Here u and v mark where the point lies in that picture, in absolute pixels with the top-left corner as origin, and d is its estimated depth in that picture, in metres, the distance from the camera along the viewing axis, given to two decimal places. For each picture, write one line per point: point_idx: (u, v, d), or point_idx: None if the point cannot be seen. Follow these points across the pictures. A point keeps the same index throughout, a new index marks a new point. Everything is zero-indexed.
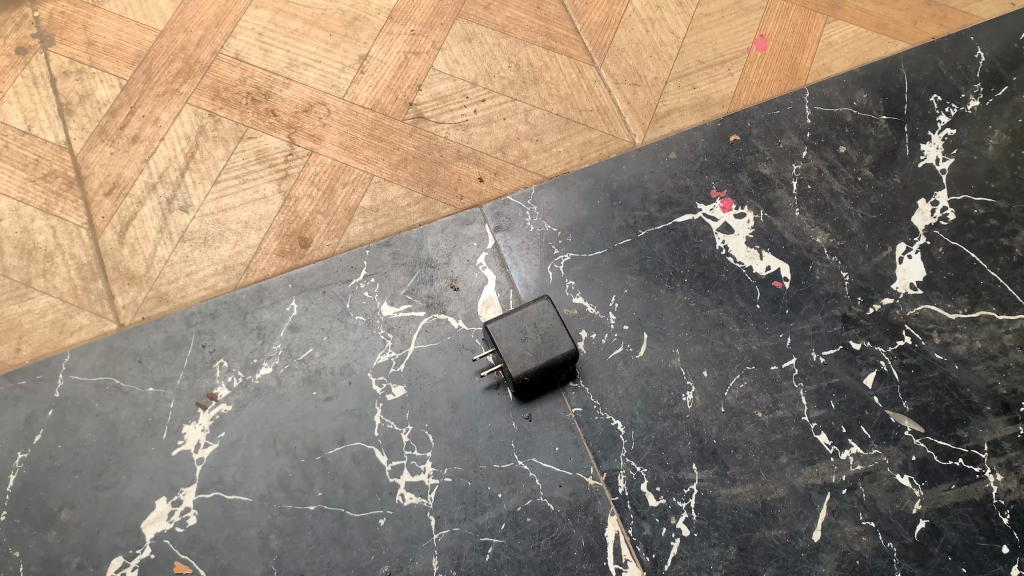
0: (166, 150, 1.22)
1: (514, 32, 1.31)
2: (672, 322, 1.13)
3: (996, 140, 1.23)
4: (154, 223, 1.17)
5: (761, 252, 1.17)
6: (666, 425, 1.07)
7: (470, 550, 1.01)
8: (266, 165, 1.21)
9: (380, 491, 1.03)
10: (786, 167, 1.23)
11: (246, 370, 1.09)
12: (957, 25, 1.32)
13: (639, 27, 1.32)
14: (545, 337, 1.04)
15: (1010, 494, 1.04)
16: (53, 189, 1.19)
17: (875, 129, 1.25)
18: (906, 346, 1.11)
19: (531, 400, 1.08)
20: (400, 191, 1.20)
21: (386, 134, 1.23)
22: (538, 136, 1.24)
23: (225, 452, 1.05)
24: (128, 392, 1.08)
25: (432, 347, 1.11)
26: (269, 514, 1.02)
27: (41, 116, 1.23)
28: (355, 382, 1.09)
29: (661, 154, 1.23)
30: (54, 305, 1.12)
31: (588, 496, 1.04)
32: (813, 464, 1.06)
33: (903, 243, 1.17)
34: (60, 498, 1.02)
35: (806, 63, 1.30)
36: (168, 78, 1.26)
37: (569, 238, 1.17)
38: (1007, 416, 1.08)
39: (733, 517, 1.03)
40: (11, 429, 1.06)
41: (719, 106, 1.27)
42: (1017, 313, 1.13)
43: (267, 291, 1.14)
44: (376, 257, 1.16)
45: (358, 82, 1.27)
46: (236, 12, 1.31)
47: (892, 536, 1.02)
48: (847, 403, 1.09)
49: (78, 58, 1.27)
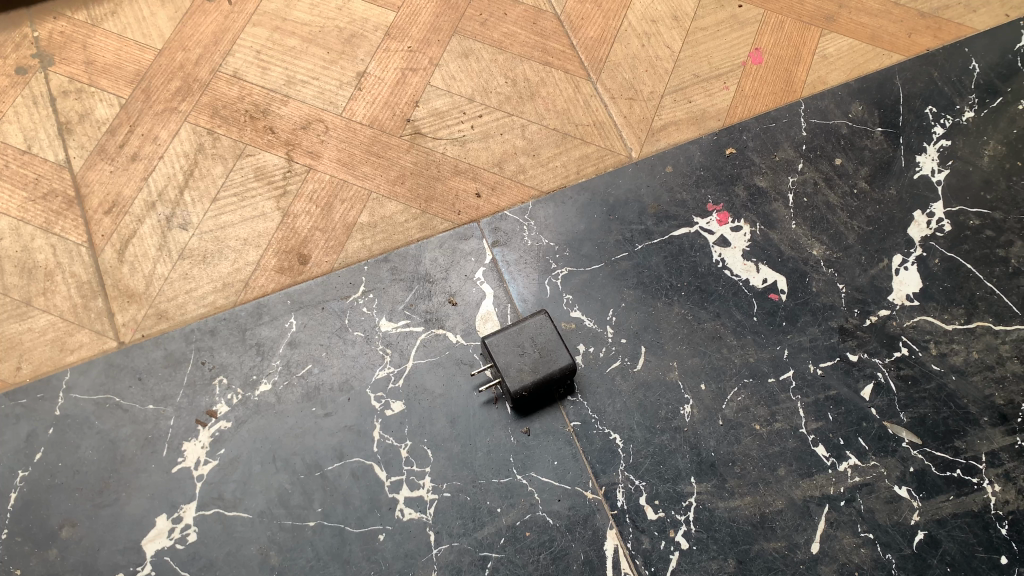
0: (165, 167, 1.22)
1: (510, 48, 1.32)
2: (669, 335, 1.13)
3: (991, 151, 1.23)
4: (153, 241, 1.18)
5: (758, 265, 1.18)
6: (665, 438, 1.08)
7: (469, 565, 1.01)
8: (265, 182, 1.22)
9: (379, 506, 1.04)
10: (782, 180, 1.23)
11: (245, 387, 1.10)
12: (951, 37, 1.33)
13: (635, 41, 1.33)
14: (543, 352, 1.04)
15: (1009, 505, 1.04)
16: (53, 208, 1.20)
17: (871, 141, 1.25)
18: (903, 358, 1.12)
19: (529, 414, 1.08)
20: (398, 206, 1.20)
21: (384, 151, 1.24)
22: (535, 150, 1.25)
23: (225, 469, 1.06)
24: (128, 409, 1.09)
25: (431, 362, 1.11)
26: (269, 530, 1.03)
27: (41, 136, 1.24)
28: (354, 398, 1.09)
29: (658, 167, 1.24)
30: (55, 323, 1.13)
31: (587, 510, 1.04)
32: (811, 476, 1.06)
33: (899, 255, 1.18)
34: (61, 516, 1.03)
35: (802, 76, 1.30)
36: (167, 97, 1.27)
37: (566, 252, 1.18)
38: (1005, 427, 1.08)
39: (732, 530, 1.03)
40: (12, 448, 1.06)
41: (715, 119, 1.27)
42: (1014, 323, 1.13)
43: (267, 308, 1.14)
44: (375, 273, 1.16)
45: (356, 99, 1.28)
46: (234, 31, 1.32)
47: (891, 547, 1.02)
48: (844, 416, 1.09)
49: (77, 77, 1.28)
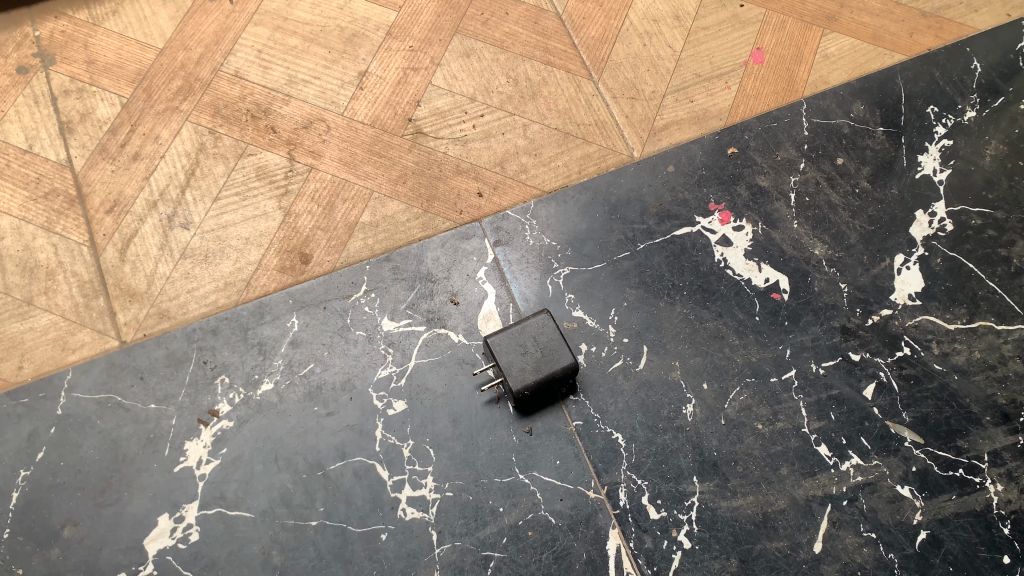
0: (166, 166, 1.22)
1: (512, 47, 1.32)
2: (671, 335, 1.13)
3: (993, 151, 1.24)
4: (154, 240, 1.18)
5: (760, 264, 1.18)
6: (667, 438, 1.08)
7: (471, 564, 1.01)
8: (266, 182, 1.22)
9: (380, 506, 1.04)
10: (784, 180, 1.23)
11: (247, 386, 1.10)
12: (952, 36, 1.33)
13: (637, 41, 1.33)
14: (545, 351, 1.04)
15: (1011, 505, 1.04)
16: (54, 208, 1.19)
17: (872, 141, 1.25)
18: (905, 357, 1.12)
19: (531, 413, 1.08)
20: (400, 206, 1.20)
21: (385, 150, 1.24)
22: (537, 150, 1.25)
23: (227, 468, 1.05)
24: (130, 409, 1.08)
25: (432, 361, 1.11)
26: (271, 530, 1.02)
27: (42, 135, 1.24)
28: (356, 397, 1.09)
29: (659, 167, 1.24)
30: (56, 323, 1.13)
31: (589, 510, 1.04)
32: (813, 476, 1.06)
33: (901, 254, 1.18)
34: (62, 515, 1.03)
35: (803, 75, 1.30)
36: (168, 96, 1.27)
37: (568, 252, 1.18)
38: (1007, 426, 1.08)
39: (734, 530, 1.03)
40: (13, 447, 1.06)
41: (717, 118, 1.27)
42: (1016, 322, 1.13)
43: (268, 308, 1.14)
44: (376, 272, 1.16)
45: (357, 98, 1.28)
46: (235, 30, 1.32)
47: (893, 547, 1.02)
48: (846, 415, 1.09)
49: (78, 77, 1.28)
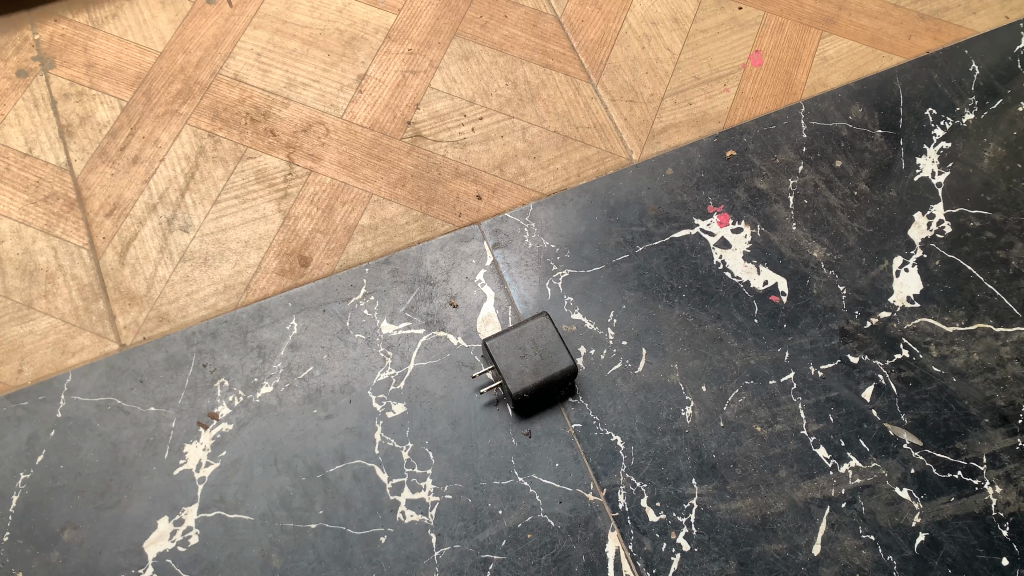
0: (166, 170, 1.23)
1: (510, 50, 1.32)
2: (670, 337, 1.13)
3: (991, 153, 1.24)
4: (154, 243, 1.18)
5: (758, 267, 1.18)
6: (666, 440, 1.08)
7: (471, 567, 1.01)
8: (266, 185, 1.22)
9: (380, 508, 1.04)
10: (783, 182, 1.23)
11: (247, 389, 1.10)
12: (951, 39, 1.33)
13: (635, 44, 1.33)
14: (544, 353, 1.04)
15: (1010, 507, 1.04)
16: (54, 211, 1.20)
17: (871, 143, 1.25)
18: (904, 359, 1.12)
19: (530, 416, 1.09)
20: (399, 209, 1.21)
21: (385, 153, 1.24)
22: (536, 153, 1.25)
23: (227, 471, 1.06)
24: (129, 411, 1.09)
25: (432, 364, 1.11)
26: (270, 533, 1.03)
27: (42, 139, 1.24)
28: (355, 400, 1.09)
29: (658, 170, 1.24)
30: (56, 326, 1.13)
31: (588, 512, 1.04)
32: (812, 478, 1.06)
33: (900, 256, 1.18)
34: (62, 518, 1.03)
35: (802, 78, 1.31)
36: (168, 99, 1.27)
37: (567, 254, 1.18)
38: (1005, 428, 1.08)
39: (733, 532, 1.03)
40: (13, 450, 1.06)
41: (715, 121, 1.27)
42: (1015, 324, 1.14)
43: (268, 311, 1.14)
44: (375, 275, 1.17)
45: (357, 101, 1.28)
46: (234, 33, 1.32)
47: (892, 549, 1.02)
48: (845, 417, 1.09)
49: (77, 80, 1.28)
